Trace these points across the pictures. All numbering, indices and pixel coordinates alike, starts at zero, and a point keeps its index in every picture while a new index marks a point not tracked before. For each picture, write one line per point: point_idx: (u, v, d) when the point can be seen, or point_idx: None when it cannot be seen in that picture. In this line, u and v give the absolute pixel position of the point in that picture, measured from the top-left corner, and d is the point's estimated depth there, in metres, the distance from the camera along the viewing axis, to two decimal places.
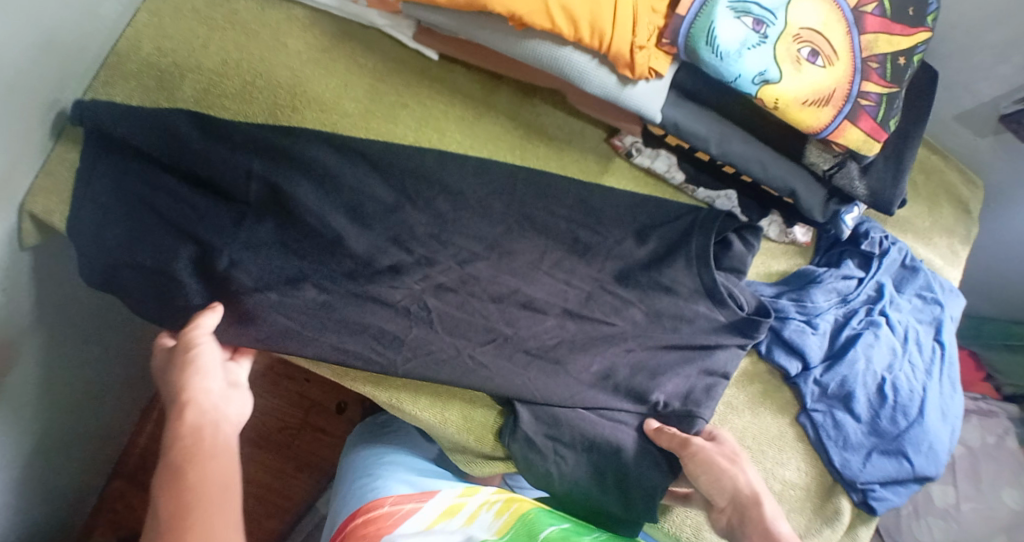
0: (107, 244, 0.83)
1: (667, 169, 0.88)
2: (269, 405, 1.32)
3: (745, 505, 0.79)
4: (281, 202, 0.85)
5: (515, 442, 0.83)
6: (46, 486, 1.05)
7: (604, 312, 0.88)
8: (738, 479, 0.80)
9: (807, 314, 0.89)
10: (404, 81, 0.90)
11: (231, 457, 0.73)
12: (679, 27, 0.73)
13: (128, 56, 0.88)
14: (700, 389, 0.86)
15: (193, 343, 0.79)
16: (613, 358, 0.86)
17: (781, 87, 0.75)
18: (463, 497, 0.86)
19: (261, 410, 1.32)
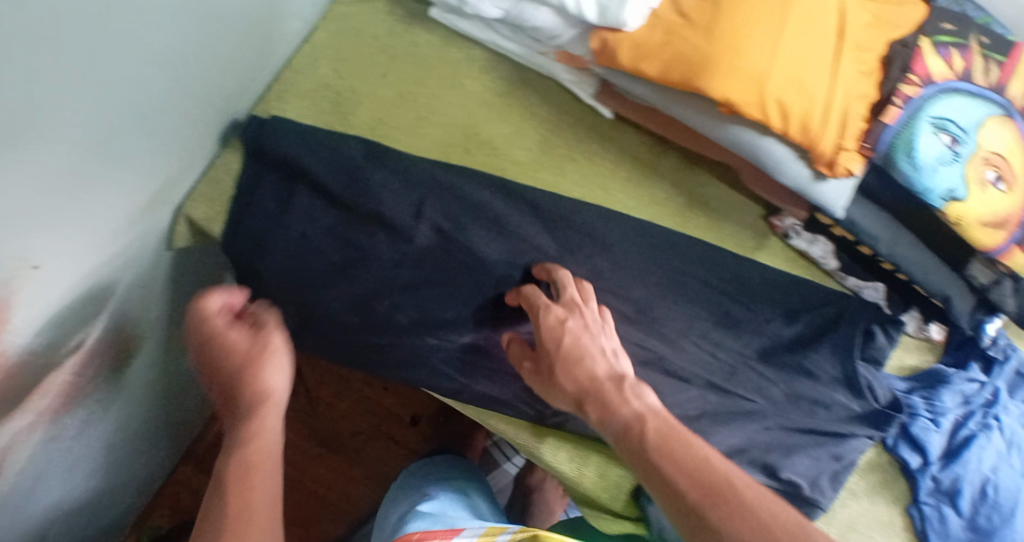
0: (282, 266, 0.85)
1: (824, 254, 0.90)
2: (347, 409, 1.32)
3: (589, 396, 0.80)
4: (446, 244, 0.86)
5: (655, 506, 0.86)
6: (121, 474, 1.03)
7: (748, 390, 0.88)
8: (573, 339, 0.82)
9: (934, 412, 0.93)
10: (575, 135, 0.90)
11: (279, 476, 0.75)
12: (882, 134, 0.76)
13: (305, 74, 0.88)
14: (830, 474, 0.88)
15: (279, 346, 0.79)
16: (752, 437, 0.87)
17: (966, 206, 0.77)
18: (489, 536, 0.83)
19: (337, 412, 1.32)
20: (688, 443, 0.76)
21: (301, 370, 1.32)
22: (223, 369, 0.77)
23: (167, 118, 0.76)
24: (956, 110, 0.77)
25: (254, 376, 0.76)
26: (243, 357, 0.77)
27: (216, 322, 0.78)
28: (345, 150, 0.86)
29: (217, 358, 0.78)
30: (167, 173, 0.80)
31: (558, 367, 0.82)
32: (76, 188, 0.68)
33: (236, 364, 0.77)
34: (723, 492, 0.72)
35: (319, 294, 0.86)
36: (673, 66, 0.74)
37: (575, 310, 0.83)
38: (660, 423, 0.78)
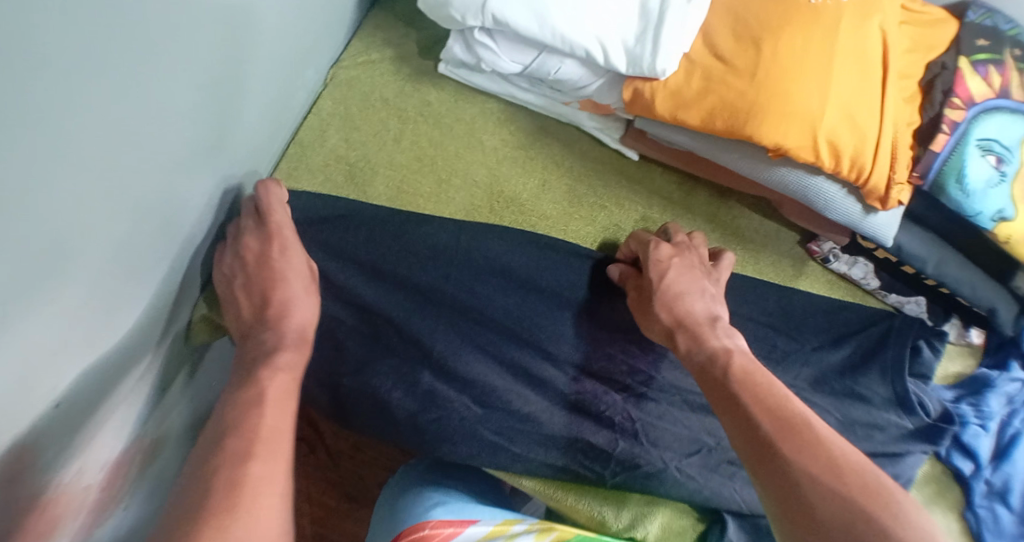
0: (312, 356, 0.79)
1: (865, 276, 0.89)
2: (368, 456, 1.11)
3: (683, 327, 0.76)
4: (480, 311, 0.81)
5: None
6: None
7: None
8: (677, 271, 0.79)
9: (982, 418, 0.92)
10: (602, 180, 0.86)
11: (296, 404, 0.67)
12: (931, 162, 0.74)
13: (314, 148, 0.82)
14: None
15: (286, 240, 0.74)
16: None
17: (1015, 224, 0.76)
18: (504, 524, 0.80)
19: (362, 462, 1.11)
20: (769, 382, 0.69)
21: (317, 421, 1.10)
22: (263, 270, 0.72)
23: (182, 220, 0.70)
24: (998, 128, 0.76)
25: (286, 282, 0.72)
26: (284, 261, 0.73)
27: (252, 223, 0.74)
28: (368, 222, 0.80)
29: (254, 247, 0.73)
30: (183, 273, 0.74)
31: (660, 296, 0.78)
32: (99, 319, 0.63)
33: (277, 266, 0.73)
34: (800, 427, 0.64)
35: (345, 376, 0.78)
36: (716, 112, 0.72)
37: (685, 252, 0.81)
38: (746, 362, 0.71)
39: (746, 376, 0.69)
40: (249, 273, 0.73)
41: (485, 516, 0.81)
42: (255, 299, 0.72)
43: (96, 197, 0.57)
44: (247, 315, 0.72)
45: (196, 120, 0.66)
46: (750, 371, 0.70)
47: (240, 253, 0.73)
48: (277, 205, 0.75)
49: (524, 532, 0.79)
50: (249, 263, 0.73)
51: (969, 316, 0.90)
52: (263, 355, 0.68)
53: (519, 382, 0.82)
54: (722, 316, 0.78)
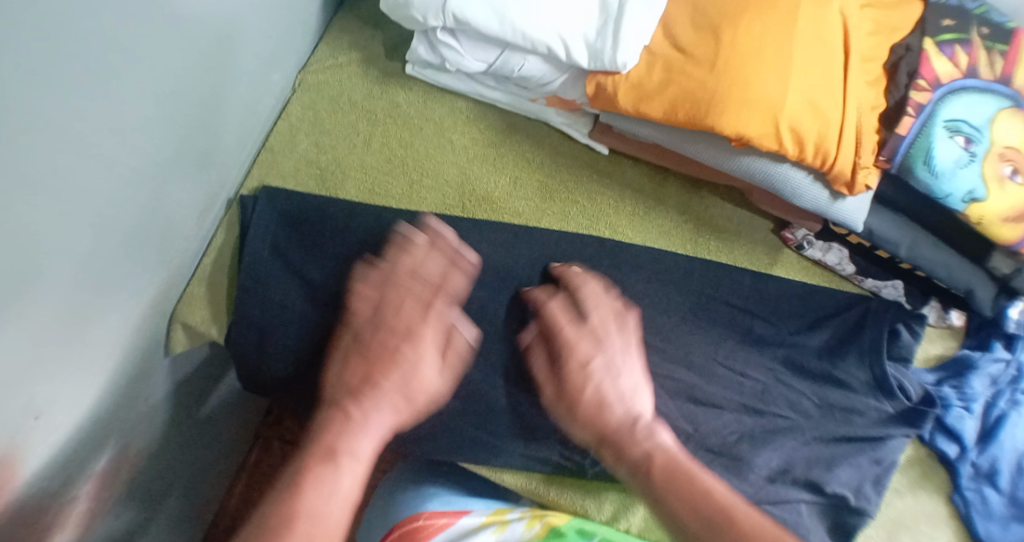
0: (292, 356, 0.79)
1: (839, 261, 0.89)
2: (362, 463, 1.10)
3: (608, 441, 0.78)
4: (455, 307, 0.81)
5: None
6: None
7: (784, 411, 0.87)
8: (586, 350, 0.81)
9: (965, 400, 0.92)
10: (574, 176, 0.87)
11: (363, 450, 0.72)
12: (897, 145, 0.74)
13: (284, 154, 0.83)
14: (874, 476, 0.87)
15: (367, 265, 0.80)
16: (792, 457, 0.86)
17: (987, 204, 0.75)
18: (497, 514, 0.83)
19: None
20: (695, 478, 0.74)
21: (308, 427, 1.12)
22: (377, 333, 0.78)
23: (148, 231, 0.72)
24: (964, 109, 0.75)
25: (414, 374, 0.77)
26: (409, 350, 0.78)
27: (417, 306, 0.79)
28: (340, 221, 0.80)
29: (371, 318, 0.78)
30: (155, 284, 0.76)
31: (578, 390, 0.79)
32: (68, 328, 0.65)
33: (389, 358, 0.77)
34: (725, 530, 0.70)
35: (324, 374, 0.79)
36: (678, 104, 0.72)
37: (600, 346, 0.81)
38: (670, 461, 0.75)
39: (670, 486, 0.73)
40: (365, 334, 0.77)
41: (479, 506, 0.84)
42: (366, 366, 0.76)
43: (48, 209, 0.60)
44: (354, 380, 0.76)
45: (146, 129, 0.68)
46: (654, 454, 0.75)
47: (353, 327, 0.78)
48: (440, 307, 0.80)
49: (517, 519, 0.82)
50: (365, 334, 0.77)
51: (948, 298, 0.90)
52: (370, 380, 0.76)
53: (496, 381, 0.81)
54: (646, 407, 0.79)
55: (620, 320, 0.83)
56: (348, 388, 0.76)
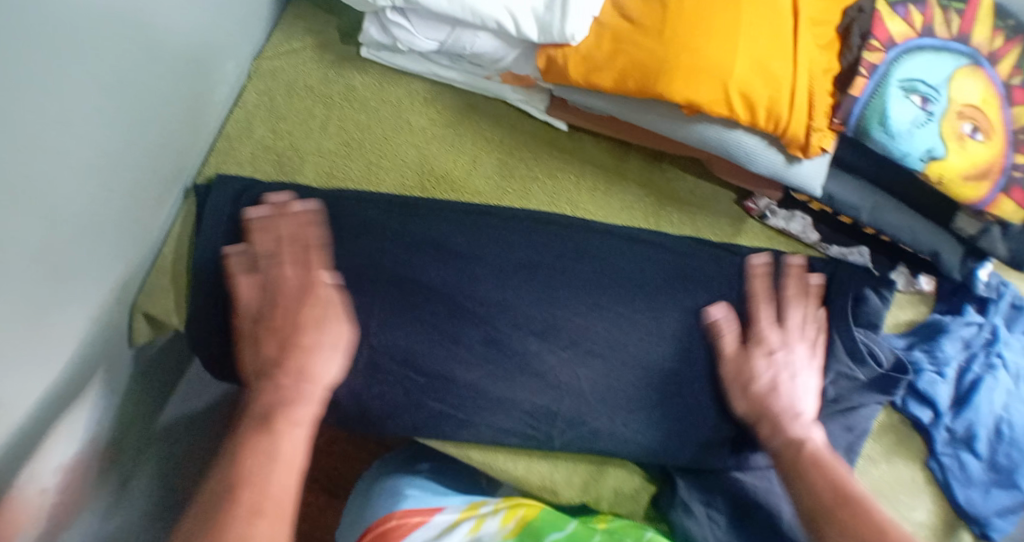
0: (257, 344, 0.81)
1: (802, 230, 0.89)
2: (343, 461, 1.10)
3: (765, 417, 0.83)
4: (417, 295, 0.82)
5: (676, 512, 0.84)
6: None
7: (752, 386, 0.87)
8: (775, 337, 0.85)
9: (937, 364, 0.92)
10: (534, 152, 0.87)
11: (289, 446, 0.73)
12: (852, 107, 0.73)
13: (241, 140, 0.84)
14: (846, 444, 0.87)
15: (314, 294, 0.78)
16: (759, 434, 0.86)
17: (947, 163, 0.75)
18: (470, 509, 0.83)
19: (339, 457, 1.07)
20: (837, 467, 0.78)
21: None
22: (304, 309, 0.77)
23: (108, 225, 0.73)
24: (921, 68, 0.74)
25: (323, 369, 0.77)
26: (312, 336, 0.77)
27: (295, 285, 0.78)
28: (301, 208, 0.82)
29: (284, 301, 0.77)
30: (117, 277, 0.77)
31: (749, 377, 0.84)
32: (36, 328, 0.65)
33: (301, 344, 0.77)
34: (852, 502, 0.75)
35: None
36: (628, 73, 0.72)
37: (761, 341, 0.84)
38: (815, 447, 0.80)
39: (813, 461, 0.78)
40: (277, 322, 0.77)
41: (452, 503, 0.83)
42: (280, 347, 0.77)
43: (9, 211, 0.60)
44: (274, 352, 0.77)
45: (107, 127, 0.69)
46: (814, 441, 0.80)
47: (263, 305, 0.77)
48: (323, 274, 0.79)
49: (491, 511, 0.83)
50: (279, 322, 0.77)
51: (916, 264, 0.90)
52: (277, 365, 0.76)
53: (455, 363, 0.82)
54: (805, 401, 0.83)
55: (801, 292, 0.87)
56: (279, 385, 0.75)
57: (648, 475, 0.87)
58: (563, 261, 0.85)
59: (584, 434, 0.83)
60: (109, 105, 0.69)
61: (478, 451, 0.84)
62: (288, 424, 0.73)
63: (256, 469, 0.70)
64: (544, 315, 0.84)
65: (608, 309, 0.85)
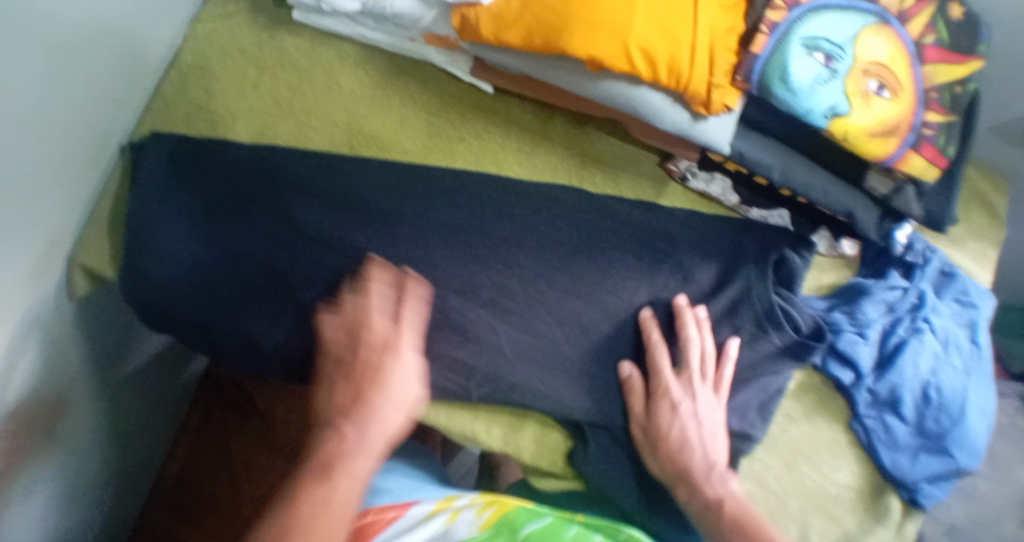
0: (189, 297, 0.85)
1: (722, 191, 0.93)
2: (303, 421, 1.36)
3: (683, 479, 0.84)
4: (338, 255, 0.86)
5: (589, 468, 0.87)
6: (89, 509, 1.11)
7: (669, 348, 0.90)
8: (676, 390, 0.86)
9: (858, 326, 0.94)
10: (461, 114, 0.90)
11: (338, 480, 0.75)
12: (753, 65, 0.75)
13: (174, 100, 0.88)
14: (757, 402, 0.91)
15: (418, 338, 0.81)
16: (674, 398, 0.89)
17: (850, 120, 0.76)
18: (447, 501, 0.84)
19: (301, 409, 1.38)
20: (760, 526, 0.80)
21: (251, 396, 1.40)
22: (383, 366, 0.78)
23: (40, 180, 0.78)
24: (824, 27, 0.76)
25: (405, 387, 0.79)
26: (393, 364, 0.79)
27: (387, 324, 0.80)
28: (233, 164, 0.86)
29: (383, 349, 0.79)
30: (51, 230, 0.82)
31: (659, 432, 0.85)
32: None
33: (382, 376, 0.78)
34: None
35: (229, 313, 0.85)
36: (533, 30, 0.74)
37: (664, 395, 0.86)
38: (739, 508, 0.81)
39: (733, 526, 0.80)
40: (349, 358, 0.79)
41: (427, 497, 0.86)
42: (356, 389, 0.78)
43: None
44: (348, 401, 0.78)
45: (37, 89, 0.73)
46: (729, 502, 0.81)
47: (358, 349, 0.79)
48: (409, 321, 0.81)
49: (466, 504, 0.83)
50: (359, 360, 0.79)
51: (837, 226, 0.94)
52: (361, 404, 0.77)
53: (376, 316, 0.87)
54: (711, 443, 0.85)
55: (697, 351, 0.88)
56: (339, 425, 0.77)
57: (565, 431, 0.90)
58: (481, 221, 0.89)
59: (500, 383, 0.87)
60: (46, 75, 0.74)
61: None
62: (353, 426, 0.76)
63: (317, 491, 0.74)
64: (468, 271, 0.88)
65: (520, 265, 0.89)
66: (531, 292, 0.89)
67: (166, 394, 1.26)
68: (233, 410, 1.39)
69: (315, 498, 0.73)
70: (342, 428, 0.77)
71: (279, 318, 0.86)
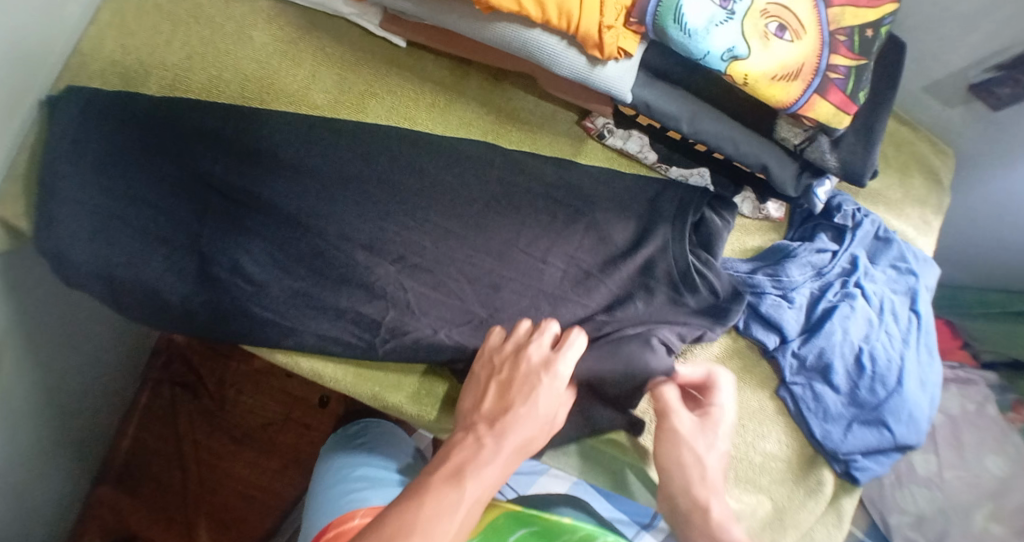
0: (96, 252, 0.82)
1: (640, 148, 0.93)
2: (254, 403, 1.33)
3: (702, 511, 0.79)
4: (235, 209, 0.84)
5: None
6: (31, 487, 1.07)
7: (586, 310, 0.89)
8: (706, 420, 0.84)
9: (782, 288, 0.93)
10: (373, 70, 0.91)
11: (469, 463, 0.74)
12: (647, 6, 0.74)
13: (92, 55, 0.88)
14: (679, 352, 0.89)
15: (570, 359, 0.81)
16: None
17: (749, 63, 0.75)
18: None
19: (246, 388, 1.33)
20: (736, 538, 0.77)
21: (202, 373, 1.32)
22: (531, 384, 0.80)
23: None
24: None
25: (557, 406, 0.81)
26: (548, 387, 0.80)
27: (548, 352, 0.82)
28: (140, 111, 0.84)
29: (531, 364, 0.81)
30: None
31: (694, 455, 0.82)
32: None
33: (528, 388, 0.80)
34: None
35: (137, 269, 0.82)
36: None
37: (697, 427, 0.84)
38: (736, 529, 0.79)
39: None
40: (505, 374, 0.81)
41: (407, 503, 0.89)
42: (501, 396, 0.80)
43: None
44: (489, 404, 0.80)
45: None
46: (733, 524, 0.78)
47: (494, 374, 0.81)
48: (569, 350, 0.81)
49: None
50: (505, 374, 0.81)
51: (758, 185, 0.94)
52: (502, 411, 0.79)
53: (278, 273, 0.84)
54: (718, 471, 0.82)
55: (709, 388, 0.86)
56: (518, 392, 0.80)
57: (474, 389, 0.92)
58: (393, 173, 0.87)
59: (404, 335, 0.85)
60: None
61: (309, 363, 0.87)
62: (492, 437, 0.76)
63: (448, 491, 0.70)
64: (376, 226, 0.86)
65: (430, 221, 0.87)
66: (444, 248, 0.87)
67: (117, 366, 1.22)
68: (182, 389, 1.31)
69: (451, 491, 0.71)
70: (477, 438, 0.77)
71: (183, 269, 0.83)
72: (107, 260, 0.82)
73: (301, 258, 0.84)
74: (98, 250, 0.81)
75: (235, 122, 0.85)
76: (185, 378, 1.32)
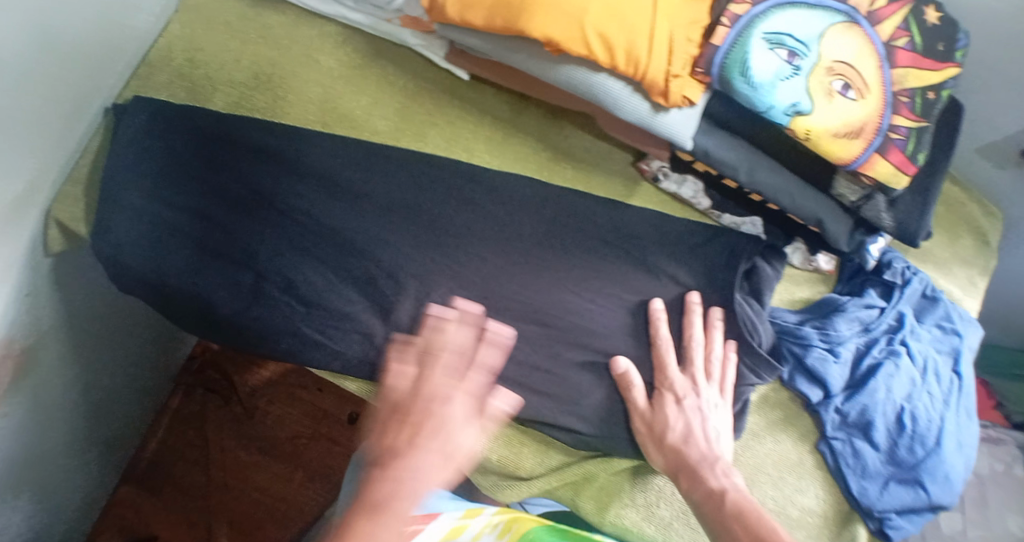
0: (151, 260, 0.83)
1: (694, 193, 0.94)
2: (283, 415, 1.34)
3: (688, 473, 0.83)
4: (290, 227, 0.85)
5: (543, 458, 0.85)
6: (61, 482, 1.08)
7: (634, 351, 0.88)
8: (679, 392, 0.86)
9: (829, 342, 0.92)
10: (435, 99, 0.93)
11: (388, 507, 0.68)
12: (713, 57, 0.75)
13: (161, 67, 0.90)
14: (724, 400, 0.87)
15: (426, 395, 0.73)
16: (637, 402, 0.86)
17: (812, 119, 0.75)
18: (466, 519, 0.85)
19: (277, 399, 1.34)
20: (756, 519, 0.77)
21: (234, 381, 1.34)
22: (423, 417, 0.72)
23: (25, 130, 0.78)
24: (791, 23, 0.75)
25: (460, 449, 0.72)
26: (446, 429, 0.72)
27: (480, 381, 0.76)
28: (207, 126, 0.87)
29: (426, 399, 0.73)
30: (30, 181, 0.82)
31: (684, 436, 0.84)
32: None
33: (441, 428, 0.72)
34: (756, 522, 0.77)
35: (189, 280, 0.83)
36: (495, 13, 0.75)
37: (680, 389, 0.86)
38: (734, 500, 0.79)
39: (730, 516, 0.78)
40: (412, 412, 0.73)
41: (448, 508, 0.86)
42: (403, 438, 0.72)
43: None
44: (401, 443, 0.71)
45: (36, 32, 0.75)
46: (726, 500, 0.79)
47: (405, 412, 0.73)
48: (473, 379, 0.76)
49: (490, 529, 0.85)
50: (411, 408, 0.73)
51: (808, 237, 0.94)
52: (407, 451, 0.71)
53: (327, 297, 0.84)
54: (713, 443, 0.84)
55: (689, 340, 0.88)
56: (405, 431, 0.72)
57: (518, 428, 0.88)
58: (447, 203, 0.88)
59: None
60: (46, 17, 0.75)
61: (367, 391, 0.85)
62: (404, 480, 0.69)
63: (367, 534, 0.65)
64: (426, 253, 0.86)
65: (480, 251, 0.87)
66: (492, 278, 0.87)
67: (157, 365, 1.24)
68: (214, 395, 1.32)
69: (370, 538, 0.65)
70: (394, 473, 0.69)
71: (236, 286, 0.84)
72: (161, 268, 0.83)
73: (352, 281, 0.85)
74: (157, 258, 0.83)
75: (298, 143, 0.87)
76: (218, 383, 1.34)
